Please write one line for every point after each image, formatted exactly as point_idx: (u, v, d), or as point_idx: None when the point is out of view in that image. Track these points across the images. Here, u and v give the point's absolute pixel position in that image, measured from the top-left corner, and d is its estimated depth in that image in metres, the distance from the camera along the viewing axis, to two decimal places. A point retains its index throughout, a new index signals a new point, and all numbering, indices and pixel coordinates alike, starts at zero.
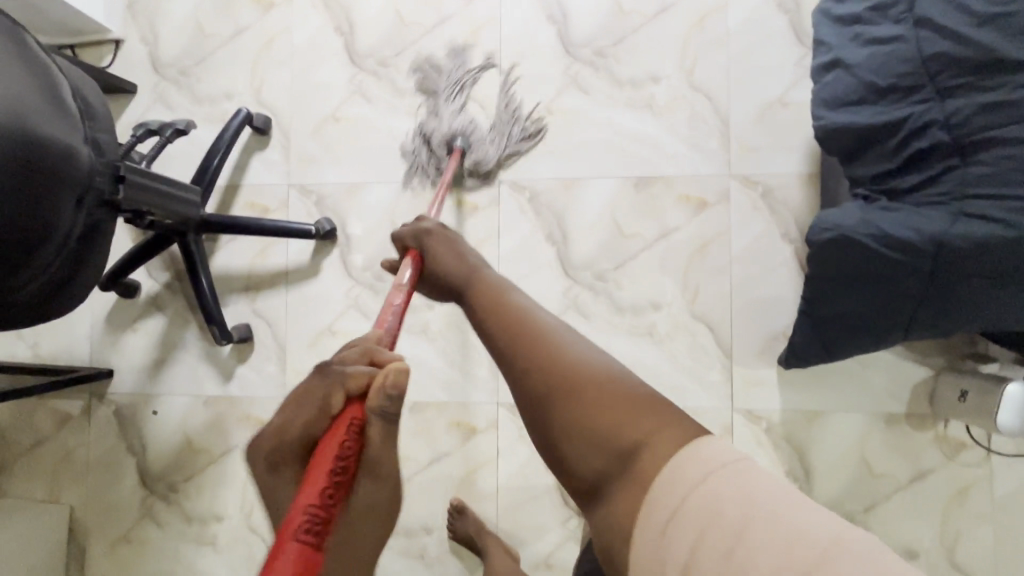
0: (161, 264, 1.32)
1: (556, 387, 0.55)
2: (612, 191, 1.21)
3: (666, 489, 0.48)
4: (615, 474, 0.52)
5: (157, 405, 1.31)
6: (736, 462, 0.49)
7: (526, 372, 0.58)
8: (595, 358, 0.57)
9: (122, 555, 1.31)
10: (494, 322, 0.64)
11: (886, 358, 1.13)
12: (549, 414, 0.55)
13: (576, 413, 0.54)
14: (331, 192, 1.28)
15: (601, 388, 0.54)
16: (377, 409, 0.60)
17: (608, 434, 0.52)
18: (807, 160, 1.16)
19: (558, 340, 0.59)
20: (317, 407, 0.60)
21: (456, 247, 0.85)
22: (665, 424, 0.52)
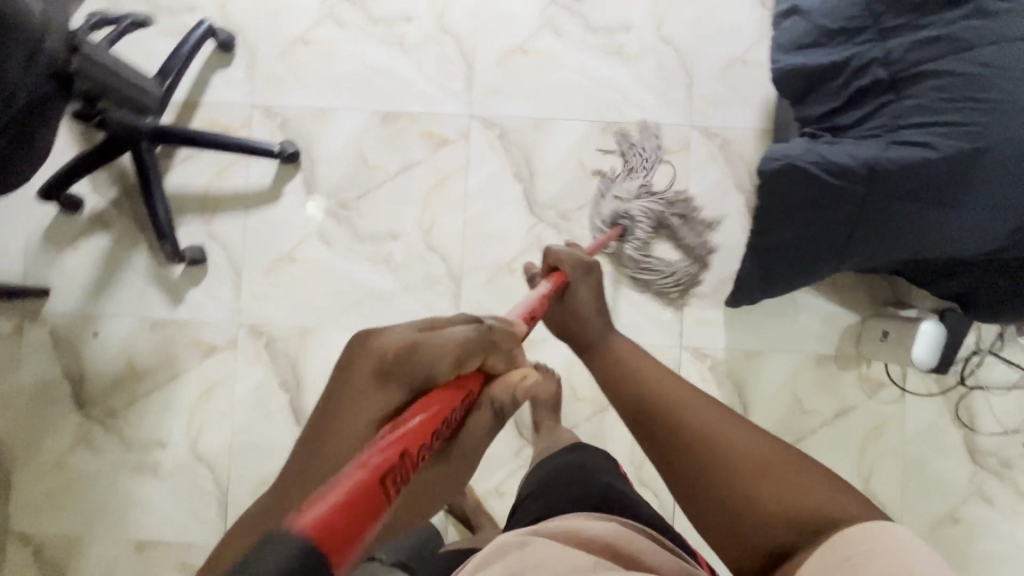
0: (107, 179, 1.25)
1: (711, 456, 0.61)
2: (580, 134, 1.24)
3: (827, 555, 0.50)
4: (799, 544, 0.54)
5: (98, 327, 1.25)
6: (887, 533, 0.48)
7: (676, 437, 0.64)
8: (756, 437, 0.61)
9: (54, 482, 1.24)
10: (635, 393, 0.72)
11: (821, 303, 1.23)
12: (710, 482, 0.60)
13: (744, 484, 0.58)
14: (296, 115, 1.25)
15: (761, 465, 0.59)
16: (495, 401, 0.54)
17: (780, 509, 0.56)
18: (762, 116, 1.24)
19: (707, 415, 0.64)
20: (450, 355, 0.49)
21: (593, 294, 0.89)
22: (835, 495, 0.55)
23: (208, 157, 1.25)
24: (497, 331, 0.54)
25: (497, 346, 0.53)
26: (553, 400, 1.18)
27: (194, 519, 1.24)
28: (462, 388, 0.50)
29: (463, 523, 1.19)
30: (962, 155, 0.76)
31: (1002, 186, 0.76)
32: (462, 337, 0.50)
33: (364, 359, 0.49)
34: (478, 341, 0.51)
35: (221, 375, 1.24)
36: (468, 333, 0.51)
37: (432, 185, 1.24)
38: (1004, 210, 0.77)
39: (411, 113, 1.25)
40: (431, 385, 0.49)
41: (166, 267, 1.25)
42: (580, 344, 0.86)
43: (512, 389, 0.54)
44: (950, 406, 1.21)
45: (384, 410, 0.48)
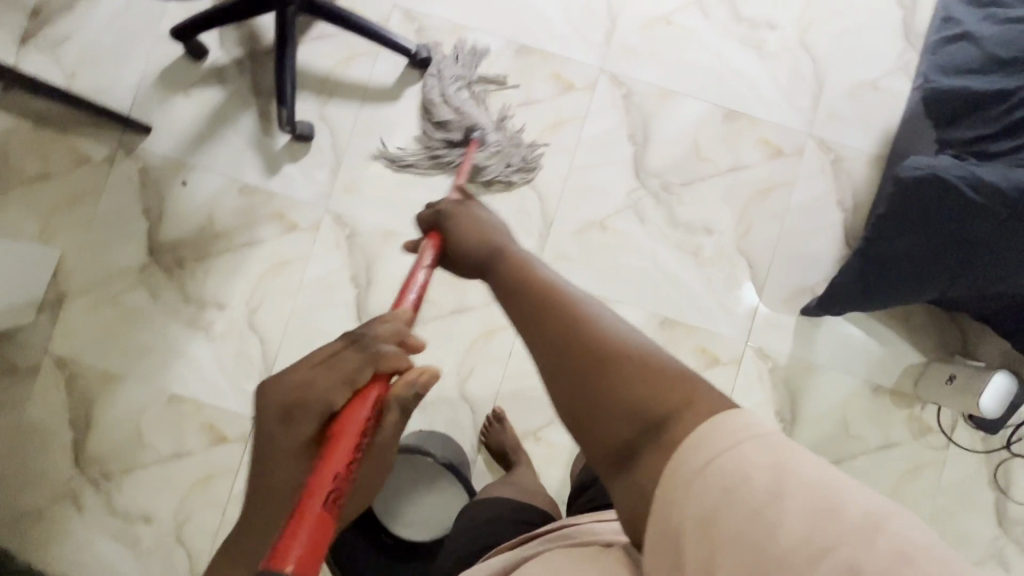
0: (236, 38, 1.25)
1: (570, 349, 0.46)
2: (702, 114, 1.26)
3: (681, 470, 0.38)
4: (638, 445, 0.41)
5: (187, 177, 1.25)
6: (750, 430, 0.39)
7: (529, 333, 0.50)
8: (611, 323, 0.47)
9: (105, 316, 1.24)
10: (513, 285, 0.56)
11: (891, 337, 1.24)
12: (569, 392, 0.45)
13: (579, 386, 0.44)
14: (434, 25, 1.26)
15: (609, 360, 0.44)
16: (400, 401, 0.58)
17: (622, 407, 0.42)
18: (880, 143, 1.25)
19: (546, 295, 0.51)
20: (345, 378, 0.54)
21: (478, 217, 0.72)
22: (690, 396, 0.41)
23: (340, 42, 1.26)
24: (378, 333, 0.58)
25: (375, 347, 0.57)
26: None
27: (233, 387, 1.23)
28: (364, 402, 0.55)
29: (497, 458, 1.19)
30: None
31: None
32: (383, 355, 0.56)
33: (299, 425, 0.53)
34: (364, 359, 0.56)
35: (296, 254, 1.24)
36: (358, 358, 0.55)
37: (548, 126, 1.25)
38: None
39: (545, 52, 1.26)
40: (332, 411, 0.54)
41: (270, 136, 1.25)
42: (469, 261, 0.69)
43: (414, 383, 0.58)
44: (990, 467, 1.23)
45: (299, 450, 0.53)
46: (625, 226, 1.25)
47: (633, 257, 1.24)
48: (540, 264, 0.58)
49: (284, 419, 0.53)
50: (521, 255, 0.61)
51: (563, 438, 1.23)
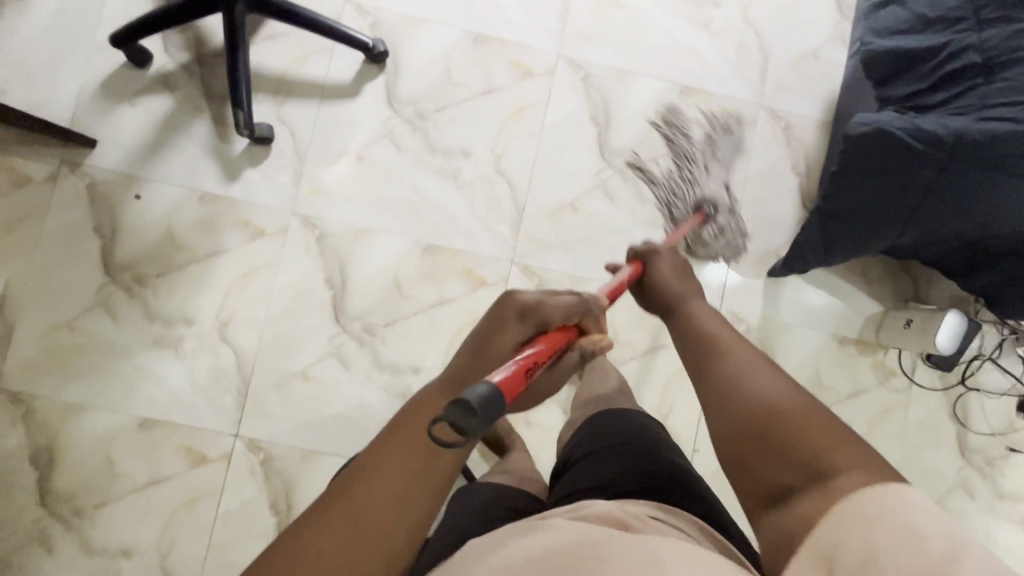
0: (181, 42, 1.21)
1: (747, 398, 0.55)
2: (659, 92, 1.30)
3: (838, 517, 0.44)
4: (800, 487, 0.48)
5: (141, 190, 1.19)
6: (909, 502, 0.43)
7: (726, 386, 0.57)
8: (786, 387, 0.54)
9: (62, 343, 1.17)
10: (706, 347, 0.63)
11: (851, 290, 1.32)
12: (744, 425, 0.54)
13: (764, 426, 0.52)
14: (388, 18, 1.25)
15: (787, 416, 0.52)
16: (581, 350, 0.66)
17: (791, 454, 0.50)
18: (824, 109, 1.33)
19: (747, 362, 0.58)
20: (566, 313, 0.63)
21: (676, 268, 0.80)
22: (881, 466, 0.46)
23: (293, 41, 1.23)
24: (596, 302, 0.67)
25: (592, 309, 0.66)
26: None
27: (209, 404, 1.18)
28: (565, 333, 0.63)
29: (491, 446, 1.19)
30: None
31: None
32: (571, 302, 0.64)
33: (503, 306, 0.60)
34: (576, 302, 0.65)
35: (265, 260, 1.21)
36: (573, 303, 0.64)
37: (512, 112, 1.26)
38: None
39: (502, 40, 1.27)
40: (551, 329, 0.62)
41: (227, 141, 1.21)
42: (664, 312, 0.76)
43: (594, 342, 0.66)
44: (949, 402, 1.32)
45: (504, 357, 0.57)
46: (596, 206, 1.28)
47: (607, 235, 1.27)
48: (718, 327, 0.66)
49: (523, 320, 0.60)
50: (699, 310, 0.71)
51: (555, 420, 1.24)
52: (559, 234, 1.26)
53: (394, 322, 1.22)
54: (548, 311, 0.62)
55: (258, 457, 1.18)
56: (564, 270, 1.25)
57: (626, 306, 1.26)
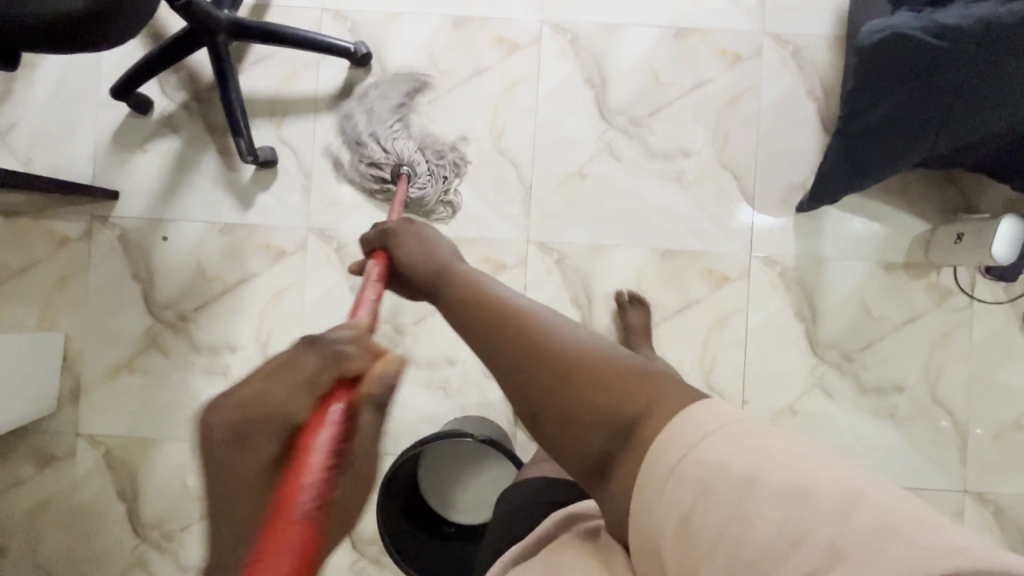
0: (177, 82, 1.24)
1: (526, 352, 0.50)
2: (652, 40, 1.24)
3: (654, 466, 0.43)
4: (618, 454, 0.46)
5: (166, 231, 1.25)
6: (716, 422, 0.43)
7: (507, 353, 0.52)
8: (586, 340, 0.50)
9: (124, 385, 1.25)
10: (477, 317, 0.57)
11: (891, 211, 1.23)
12: (532, 388, 0.49)
13: (561, 385, 0.48)
14: (366, 18, 1.24)
15: (582, 377, 0.48)
16: (371, 401, 0.46)
17: (591, 413, 0.47)
18: (836, 22, 1.23)
19: (526, 317, 0.53)
20: (304, 388, 0.45)
21: (424, 240, 0.75)
22: (671, 395, 0.46)
23: (279, 60, 1.24)
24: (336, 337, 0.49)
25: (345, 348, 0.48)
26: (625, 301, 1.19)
27: None
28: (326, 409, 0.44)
29: None
30: None
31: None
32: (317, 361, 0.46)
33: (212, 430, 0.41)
34: (323, 360, 0.47)
35: (291, 279, 1.24)
36: (314, 362, 0.46)
37: (505, 90, 1.24)
38: None
39: (482, 17, 1.24)
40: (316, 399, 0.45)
41: (235, 170, 1.24)
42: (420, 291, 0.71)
43: (383, 373, 0.48)
44: (1018, 313, 1.22)
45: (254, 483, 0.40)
46: (604, 169, 1.24)
47: (620, 197, 1.23)
48: (478, 278, 0.62)
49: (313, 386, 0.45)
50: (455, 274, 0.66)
51: None
52: (570, 206, 1.24)
53: (422, 318, 1.24)
54: (262, 410, 0.42)
55: None
56: (581, 241, 1.23)
57: (650, 267, 1.23)
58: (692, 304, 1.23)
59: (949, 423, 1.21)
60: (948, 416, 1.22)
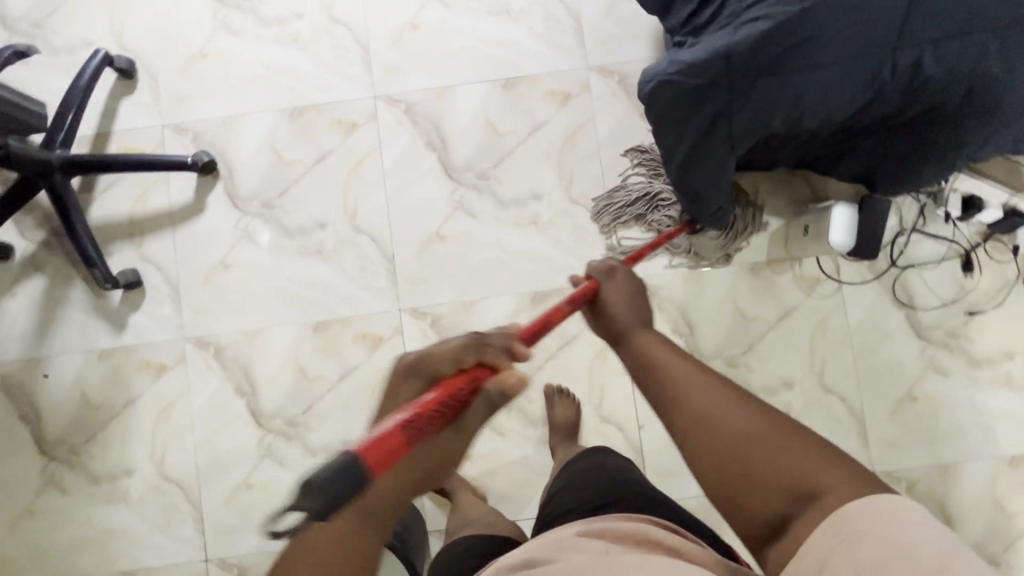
0: (33, 222, 1.26)
1: (727, 421, 0.54)
2: (483, 94, 1.27)
3: (833, 530, 0.44)
4: (790, 513, 0.49)
5: (47, 368, 1.26)
6: (897, 509, 0.43)
7: (704, 426, 0.55)
8: (751, 411, 0.54)
9: (29, 529, 1.24)
10: (654, 376, 0.62)
11: (745, 214, 1.25)
12: (730, 456, 0.52)
13: (742, 449, 0.52)
14: (206, 127, 1.28)
15: (751, 431, 0.53)
16: (488, 394, 0.57)
17: (776, 476, 0.50)
18: (653, 45, 1.27)
19: (674, 375, 0.60)
20: (454, 355, 0.57)
21: (624, 290, 0.78)
22: (845, 465, 0.48)
23: (128, 182, 1.27)
24: (493, 335, 0.60)
25: (491, 342, 0.59)
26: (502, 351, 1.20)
27: (172, 540, 1.23)
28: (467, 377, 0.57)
29: (437, 491, 1.20)
30: (794, 16, 0.80)
31: (841, 33, 0.80)
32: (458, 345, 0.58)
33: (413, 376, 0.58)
34: (471, 341, 0.59)
35: (175, 391, 1.25)
36: (462, 340, 0.58)
37: (351, 168, 1.27)
38: (852, 59, 0.80)
39: (317, 104, 1.28)
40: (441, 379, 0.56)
41: (104, 296, 1.26)
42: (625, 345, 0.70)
43: (501, 383, 0.57)
44: (887, 289, 1.24)
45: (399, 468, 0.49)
46: (461, 226, 1.26)
47: (481, 250, 1.26)
48: (658, 350, 0.65)
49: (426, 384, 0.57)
50: (635, 345, 0.69)
51: (494, 446, 1.23)
52: (433, 267, 1.26)
53: (310, 406, 1.24)
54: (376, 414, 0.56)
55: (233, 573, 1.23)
56: (451, 300, 1.24)
57: (524, 312, 1.24)
58: (570, 340, 1.24)
59: (844, 409, 1.22)
60: (842, 402, 1.23)
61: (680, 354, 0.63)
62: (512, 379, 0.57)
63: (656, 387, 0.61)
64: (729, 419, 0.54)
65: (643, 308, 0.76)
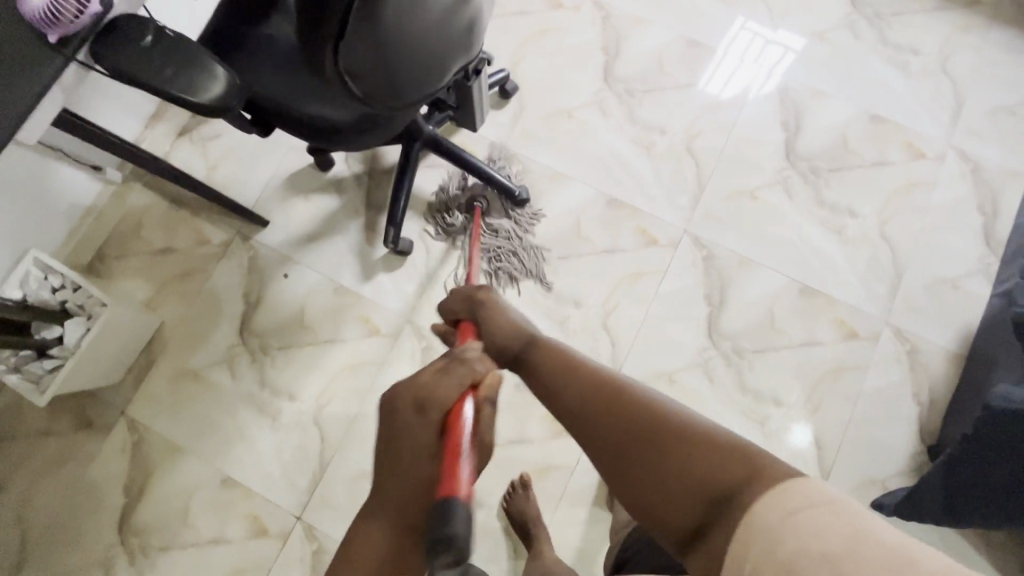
0: (360, 156, 1.40)
1: (631, 417, 0.59)
2: (779, 286, 1.30)
3: (761, 531, 0.47)
4: (710, 516, 0.52)
5: (290, 270, 1.36)
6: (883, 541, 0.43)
7: (597, 426, 0.61)
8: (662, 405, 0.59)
9: (184, 387, 1.31)
10: (575, 376, 0.65)
11: (977, 555, 1.15)
12: (631, 456, 0.57)
13: (629, 436, 0.58)
14: (536, 169, 1.39)
15: (618, 400, 0.61)
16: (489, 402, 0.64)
17: (694, 474, 0.53)
18: (959, 341, 1.25)
19: (613, 381, 0.63)
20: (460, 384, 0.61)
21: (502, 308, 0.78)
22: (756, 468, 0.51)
23: (449, 172, 1.38)
24: (466, 355, 0.63)
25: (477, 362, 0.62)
26: None
27: (284, 480, 1.25)
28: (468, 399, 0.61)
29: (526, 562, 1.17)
30: None
31: None
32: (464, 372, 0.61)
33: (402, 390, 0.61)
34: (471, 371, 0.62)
35: (372, 358, 1.30)
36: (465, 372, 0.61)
37: (629, 274, 1.32)
38: None
39: (635, 208, 1.36)
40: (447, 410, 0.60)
41: (371, 246, 1.36)
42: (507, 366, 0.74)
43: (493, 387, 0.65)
44: None
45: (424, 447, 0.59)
46: (693, 383, 1.26)
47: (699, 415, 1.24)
48: (546, 356, 0.70)
49: (421, 410, 0.60)
50: (524, 353, 0.73)
51: None
52: None
53: None
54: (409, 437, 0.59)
55: (311, 546, 1.22)
56: None
57: None
58: None
59: None
60: None
61: (563, 360, 0.69)
62: (491, 380, 0.64)
63: (553, 389, 0.66)
64: (628, 416, 0.59)
65: (503, 308, 0.79)
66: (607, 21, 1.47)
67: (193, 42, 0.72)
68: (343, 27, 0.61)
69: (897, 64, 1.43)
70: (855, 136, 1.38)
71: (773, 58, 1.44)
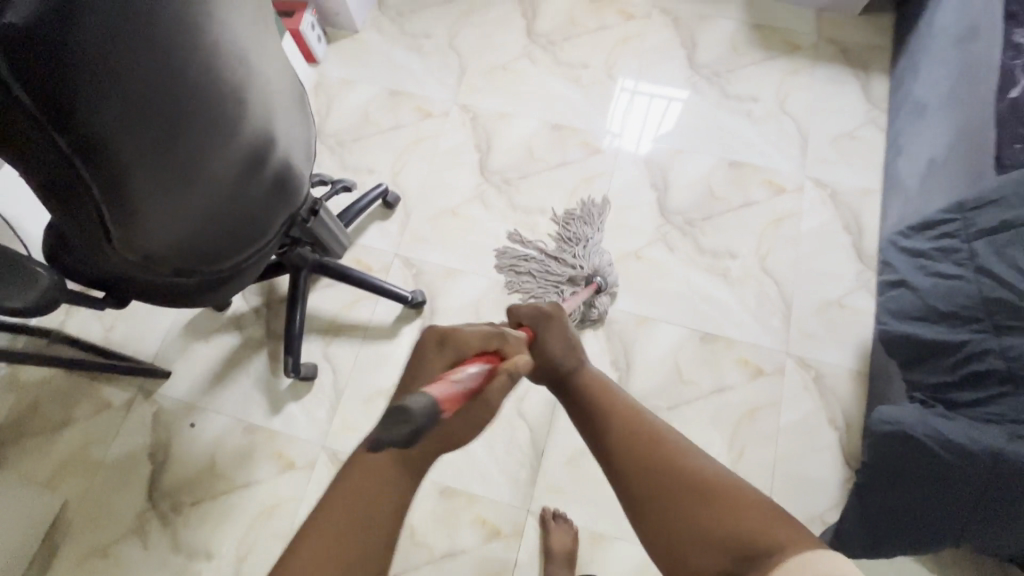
0: (256, 289, 1.42)
1: (659, 458, 0.63)
2: (679, 338, 1.33)
3: None
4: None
5: (196, 419, 1.33)
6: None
7: (624, 458, 0.65)
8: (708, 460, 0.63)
9: (93, 570, 1.22)
10: (610, 412, 0.70)
11: None
12: (666, 501, 0.61)
13: (671, 472, 0.62)
14: (430, 270, 1.42)
15: (654, 440, 0.65)
16: (508, 372, 0.60)
17: (724, 529, 0.57)
18: (858, 357, 1.29)
19: (663, 429, 0.66)
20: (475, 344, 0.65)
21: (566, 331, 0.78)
22: (791, 536, 0.55)
23: (346, 288, 1.41)
24: (510, 337, 0.67)
25: (507, 339, 0.67)
26: (569, 557, 1.14)
27: None
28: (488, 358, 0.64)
29: None
30: None
31: None
32: (478, 331, 0.65)
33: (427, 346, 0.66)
34: (496, 333, 0.67)
35: (290, 494, 1.26)
36: (484, 332, 0.66)
37: None
38: None
39: (529, 288, 1.39)
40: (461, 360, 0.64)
41: (277, 376, 1.35)
42: (563, 390, 0.76)
43: (518, 362, 0.62)
44: None
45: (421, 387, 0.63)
46: None
47: None
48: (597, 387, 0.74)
49: (437, 357, 0.64)
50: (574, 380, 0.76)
51: None
52: (575, 484, 1.23)
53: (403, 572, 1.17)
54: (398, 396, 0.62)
55: None
56: (580, 524, 1.20)
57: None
58: None
59: None
60: None
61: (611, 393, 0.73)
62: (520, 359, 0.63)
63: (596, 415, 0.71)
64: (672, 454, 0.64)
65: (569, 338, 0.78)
66: (475, 121, 1.58)
67: (23, 256, 0.73)
68: (96, 202, 0.59)
69: (742, 112, 1.55)
70: (719, 183, 1.48)
71: (660, 111, 1.57)
